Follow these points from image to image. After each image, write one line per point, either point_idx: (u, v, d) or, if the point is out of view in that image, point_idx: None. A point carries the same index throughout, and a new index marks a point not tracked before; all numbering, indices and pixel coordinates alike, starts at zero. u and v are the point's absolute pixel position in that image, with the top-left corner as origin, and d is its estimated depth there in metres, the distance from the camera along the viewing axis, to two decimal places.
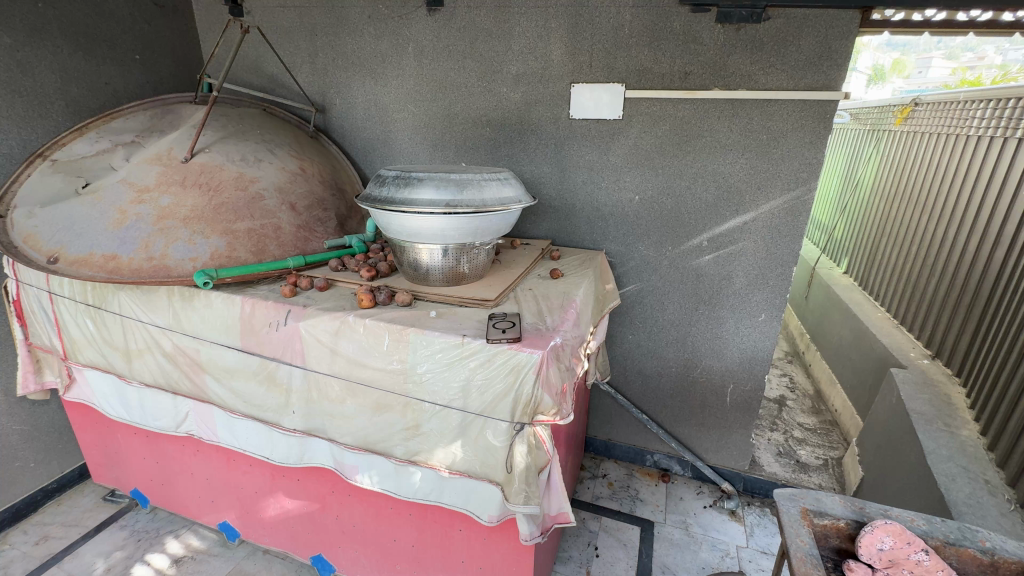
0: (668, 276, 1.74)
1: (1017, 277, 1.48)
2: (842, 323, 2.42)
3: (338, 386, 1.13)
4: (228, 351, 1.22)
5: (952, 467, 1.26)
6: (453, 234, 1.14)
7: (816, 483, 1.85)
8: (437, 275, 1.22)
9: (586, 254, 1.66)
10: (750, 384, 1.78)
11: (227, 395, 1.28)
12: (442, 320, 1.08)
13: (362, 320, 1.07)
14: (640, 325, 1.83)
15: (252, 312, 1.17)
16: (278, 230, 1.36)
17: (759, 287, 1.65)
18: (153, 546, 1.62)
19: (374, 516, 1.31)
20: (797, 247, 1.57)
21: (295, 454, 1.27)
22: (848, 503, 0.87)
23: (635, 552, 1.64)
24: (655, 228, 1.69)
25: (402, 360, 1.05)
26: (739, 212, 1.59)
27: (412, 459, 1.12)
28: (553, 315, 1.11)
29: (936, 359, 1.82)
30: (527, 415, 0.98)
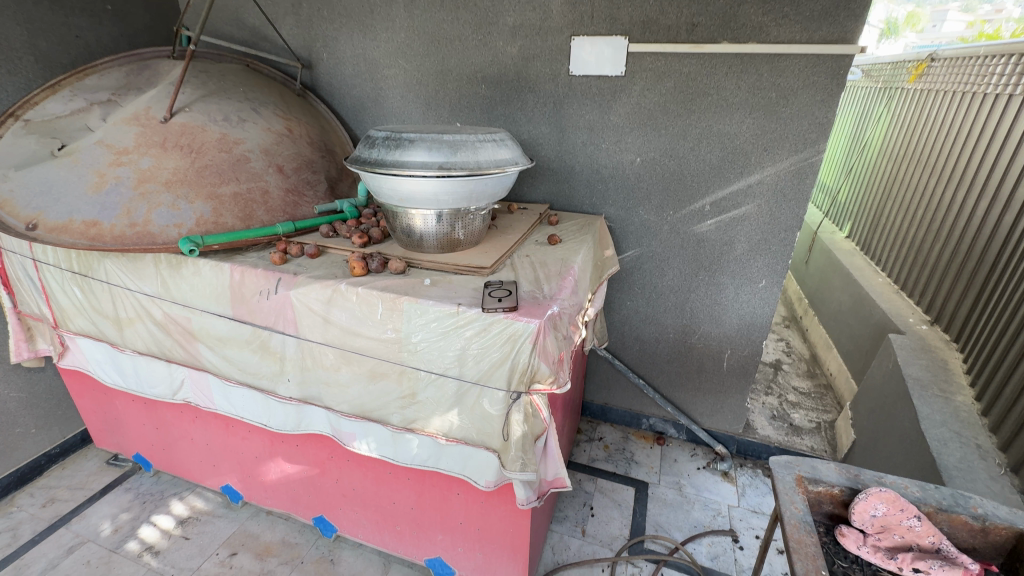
0: (669, 242, 1.70)
1: None
2: (842, 288, 2.40)
3: (332, 355, 1.12)
4: (220, 319, 1.20)
5: (945, 432, 1.28)
6: (446, 198, 1.09)
7: (808, 445, 1.88)
8: (431, 241, 1.18)
9: (586, 219, 1.62)
10: (747, 350, 1.78)
11: (221, 363, 1.27)
12: (436, 288, 1.05)
13: (354, 288, 1.04)
14: (639, 291, 1.81)
15: (242, 280, 1.14)
16: (266, 194, 1.31)
17: (761, 252, 1.62)
18: (158, 507, 1.66)
19: (373, 481, 1.33)
20: (802, 211, 1.52)
21: (292, 421, 1.27)
22: (844, 470, 0.86)
23: (629, 512, 1.68)
24: (656, 191, 1.64)
25: (396, 329, 1.03)
26: (744, 175, 1.53)
27: (409, 427, 1.12)
28: (550, 283, 1.09)
29: (935, 326, 1.81)
30: (524, 383, 0.97)
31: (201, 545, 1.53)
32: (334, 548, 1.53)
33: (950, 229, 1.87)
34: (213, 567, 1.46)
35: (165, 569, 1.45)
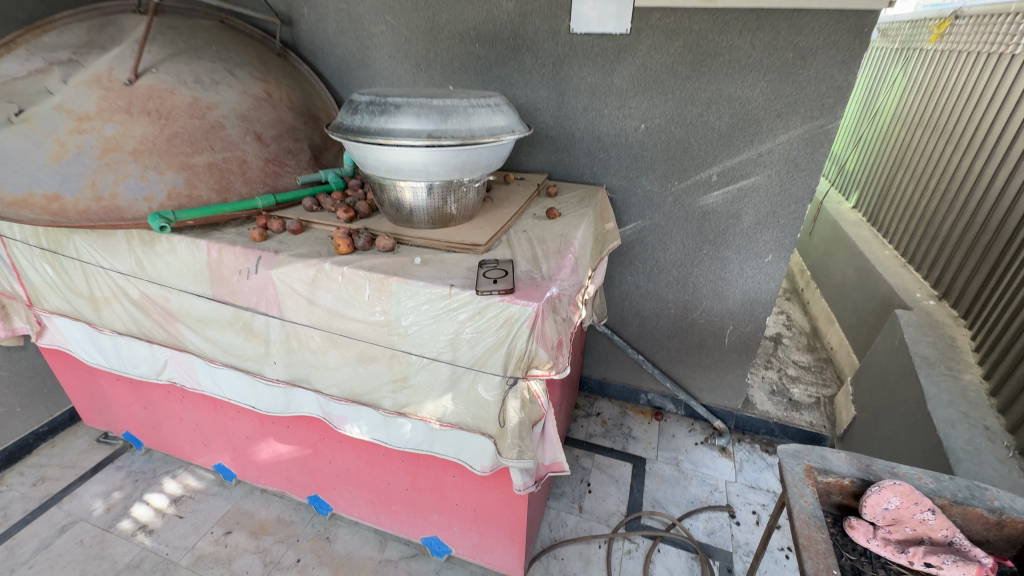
0: (672, 214, 1.62)
1: None
2: (847, 261, 2.34)
3: (319, 338, 1.06)
4: (199, 300, 1.13)
5: (952, 413, 1.25)
6: (437, 170, 1.01)
7: (807, 421, 1.87)
8: (422, 216, 1.10)
9: (586, 190, 1.54)
10: (750, 326, 1.74)
11: (203, 344, 1.21)
12: (428, 267, 0.98)
13: (339, 267, 0.98)
14: (640, 265, 1.75)
15: (220, 258, 1.07)
16: (244, 164, 1.22)
17: (769, 226, 1.54)
18: (151, 486, 1.64)
19: (367, 462, 1.30)
20: (814, 182, 1.44)
21: (281, 403, 1.22)
22: (855, 459, 0.83)
23: (627, 488, 1.68)
24: (661, 161, 1.55)
25: (385, 311, 0.97)
26: (755, 144, 1.44)
27: (401, 411, 1.08)
28: (549, 261, 1.02)
29: (942, 301, 1.76)
30: (521, 369, 0.92)
31: (195, 524, 1.52)
32: (329, 525, 1.52)
33: (964, 201, 1.79)
34: (208, 546, 1.45)
35: (160, 548, 1.44)
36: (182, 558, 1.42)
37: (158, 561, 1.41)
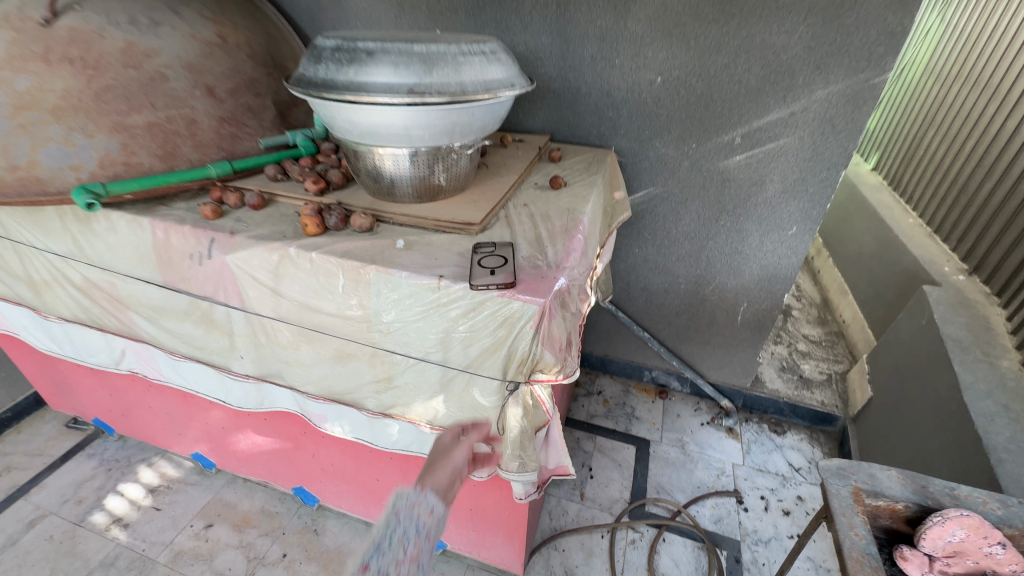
0: (688, 181, 1.46)
1: None
2: (866, 228, 2.19)
3: (289, 332, 0.92)
4: (149, 286, 0.98)
5: (991, 406, 1.15)
6: (421, 133, 0.84)
7: (819, 400, 1.78)
8: (405, 189, 0.94)
9: (593, 153, 1.36)
10: (766, 303, 1.61)
11: (161, 334, 1.07)
12: (412, 253, 0.83)
13: (306, 253, 0.82)
14: (649, 237, 1.60)
15: (167, 239, 0.90)
16: (193, 126, 1.03)
17: (796, 195, 1.39)
18: (126, 475, 1.54)
19: (353, 458, 1.19)
20: (851, 145, 1.27)
21: (254, 399, 1.10)
22: (909, 480, 0.73)
23: (630, 473, 1.60)
24: (678, 120, 1.37)
25: (362, 305, 0.82)
26: (787, 101, 1.26)
27: (387, 412, 0.96)
28: (555, 244, 0.87)
29: (973, 276, 1.62)
30: (524, 373, 0.79)
31: (173, 516, 1.43)
32: (317, 517, 1.44)
33: (996, 167, 1.62)
34: (188, 541, 1.37)
35: (136, 544, 1.36)
36: (160, 554, 1.33)
37: (134, 558, 1.32)
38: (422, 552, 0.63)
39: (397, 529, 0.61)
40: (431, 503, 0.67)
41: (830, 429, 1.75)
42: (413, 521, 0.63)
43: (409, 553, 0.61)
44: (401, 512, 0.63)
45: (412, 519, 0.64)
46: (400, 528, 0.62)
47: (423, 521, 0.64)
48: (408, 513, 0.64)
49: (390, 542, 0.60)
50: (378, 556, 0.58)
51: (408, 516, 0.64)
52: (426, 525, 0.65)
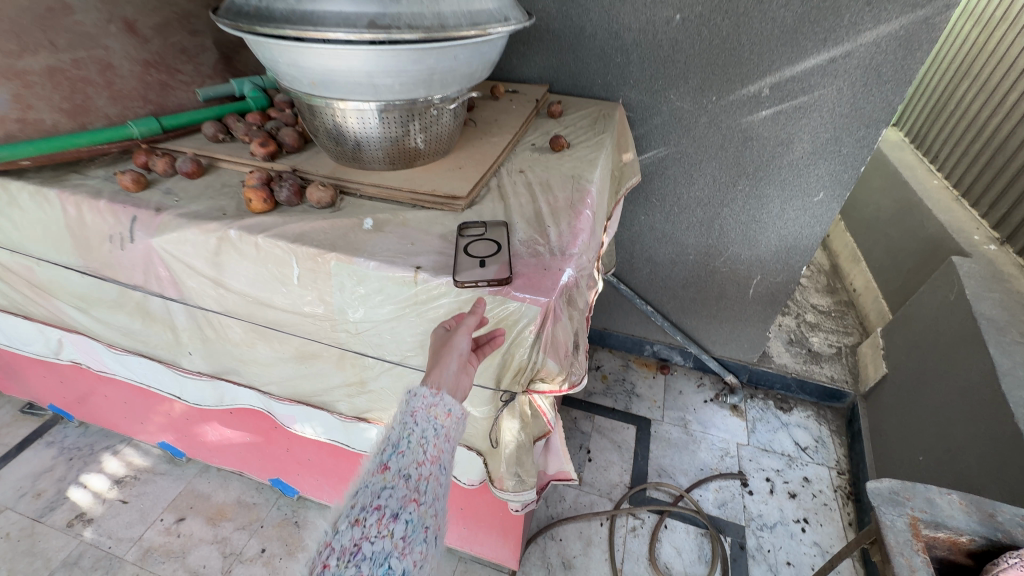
0: (704, 139, 1.28)
1: None
2: (885, 190, 2.03)
3: (240, 329, 0.77)
4: (70, 272, 0.82)
5: None
6: (389, 82, 0.66)
7: (828, 375, 1.69)
8: (375, 153, 0.76)
9: (599, 107, 1.18)
10: (781, 276, 1.48)
11: (96, 326, 0.91)
12: (383, 235, 0.67)
13: (249, 236, 0.66)
14: (657, 202, 1.44)
15: (80, 217, 0.73)
16: (110, 72, 0.84)
17: (826, 156, 1.22)
18: (89, 465, 1.43)
19: (331, 454, 1.08)
20: (898, 98, 1.10)
21: (212, 396, 0.96)
22: (973, 508, 0.63)
23: (630, 455, 1.52)
24: (697, 67, 1.18)
25: (324, 301, 0.67)
26: (828, 44, 1.07)
27: (362, 417, 0.83)
28: (558, 222, 0.71)
29: (1005, 245, 1.48)
30: (521, 383, 0.66)
31: (142, 510, 1.32)
32: (298, 508, 1.35)
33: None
34: (158, 536, 1.27)
35: (102, 541, 1.25)
36: (128, 552, 1.23)
37: (100, 557, 1.22)
38: (445, 455, 0.51)
39: (414, 429, 0.49)
40: (450, 402, 0.52)
41: (838, 405, 1.67)
42: (432, 422, 0.51)
43: (431, 454, 0.49)
44: (416, 411, 0.50)
45: (431, 419, 0.50)
46: (417, 429, 0.49)
47: (446, 421, 0.51)
48: (425, 413, 0.51)
49: (408, 442, 0.49)
50: (396, 458, 0.48)
51: (427, 416, 0.51)
52: (449, 425, 0.52)
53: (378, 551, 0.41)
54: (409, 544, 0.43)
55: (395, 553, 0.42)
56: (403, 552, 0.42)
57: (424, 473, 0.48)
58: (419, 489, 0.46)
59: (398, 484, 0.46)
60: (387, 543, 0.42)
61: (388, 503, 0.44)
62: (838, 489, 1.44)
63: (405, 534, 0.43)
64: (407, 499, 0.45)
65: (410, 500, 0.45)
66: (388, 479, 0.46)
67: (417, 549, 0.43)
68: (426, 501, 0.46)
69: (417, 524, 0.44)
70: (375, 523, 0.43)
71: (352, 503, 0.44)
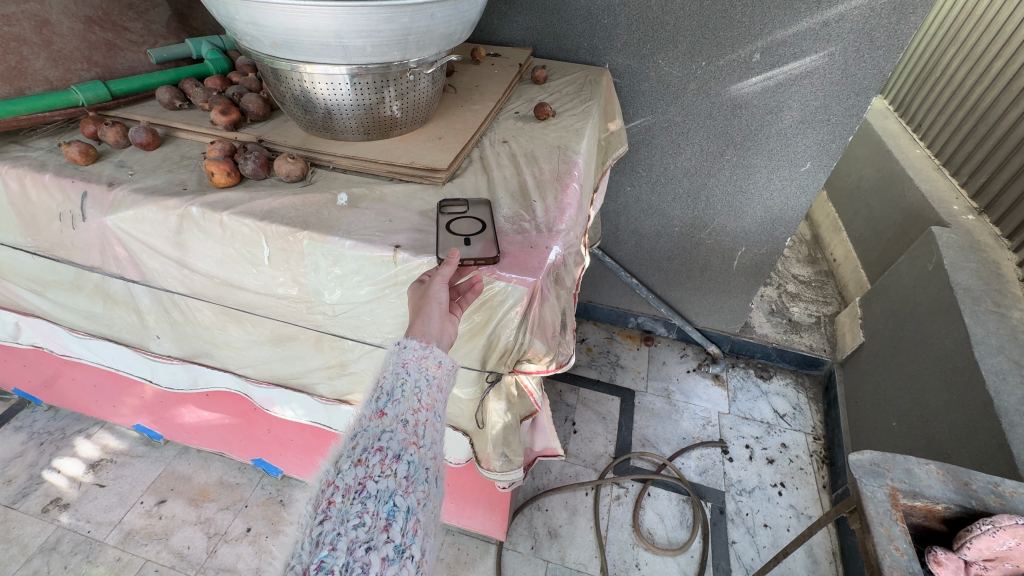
0: (693, 108, 1.24)
1: None
2: (868, 159, 2.03)
3: (210, 311, 0.73)
4: (19, 252, 0.76)
5: (1002, 362, 1.08)
6: (360, 44, 0.60)
7: (807, 345, 1.72)
8: (348, 123, 0.71)
9: (585, 73, 1.12)
10: (765, 248, 1.48)
11: (54, 309, 0.86)
12: (359, 211, 0.63)
13: (213, 213, 0.61)
14: (644, 172, 1.40)
15: (24, 193, 0.67)
16: (48, 29, 0.76)
17: (814, 125, 1.20)
18: (62, 449, 1.38)
19: (313, 434, 1.06)
20: (890, 65, 1.07)
21: (185, 380, 0.92)
22: (950, 477, 0.63)
23: (614, 426, 1.54)
24: (687, 30, 1.13)
25: (298, 282, 0.64)
26: (821, 7, 1.04)
27: (342, 399, 0.81)
28: (544, 196, 0.68)
29: (983, 216, 1.50)
30: (507, 364, 0.64)
31: (121, 493, 1.30)
32: (282, 486, 1.34)
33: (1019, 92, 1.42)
34: (139, 519, 1.24)
35: (80, 525, 1.23)
36: (108, 535, 1.21)
37: (79, 541, 1.20)
38: (440, 403, 0.48)
39: (407, 378, 0.46)
40: (440, 354, 0.48)
41: (815, 373, 1.71)
42: (424, 373, 0.47)
43: (426, 402, 0.46)
44: (408, 362, 0.46)
45: (422, 370, 0.47)
46: (410, 378, 0.46)
47: (437, 372, 0.48)
48: (416, 364, 0.47)
49: (402, 390, 0.45)
50: (392, 404, 0.44)
51: (418, 367, 0.47)
52: (441, 376, 0.48)
53: (383, 490, 0.39)
54: (412, 483, 0.41)
55: (400, 491, 0.40)
56: (407, 490, 0.40)
57: (421, 418, 0.45)
58: (418, 433, 0.44)
59: (397, 428, 0.43)
60: (391, 482, 0.40)
61: (389, 445, 0.42)
62: (813, 453, 1.49)
63: (408, 474, 0.41)
64: (408, 442, 0.42)
65: (411, 443, 0.42)
66: (386, 424, 0.43)
67: (419, 489, 0.41)
68: (426, 444, 0.44)
69: (418, 465, 0.42)
70: (377, 463, 0.40)
71: (352, 445, 0.42)
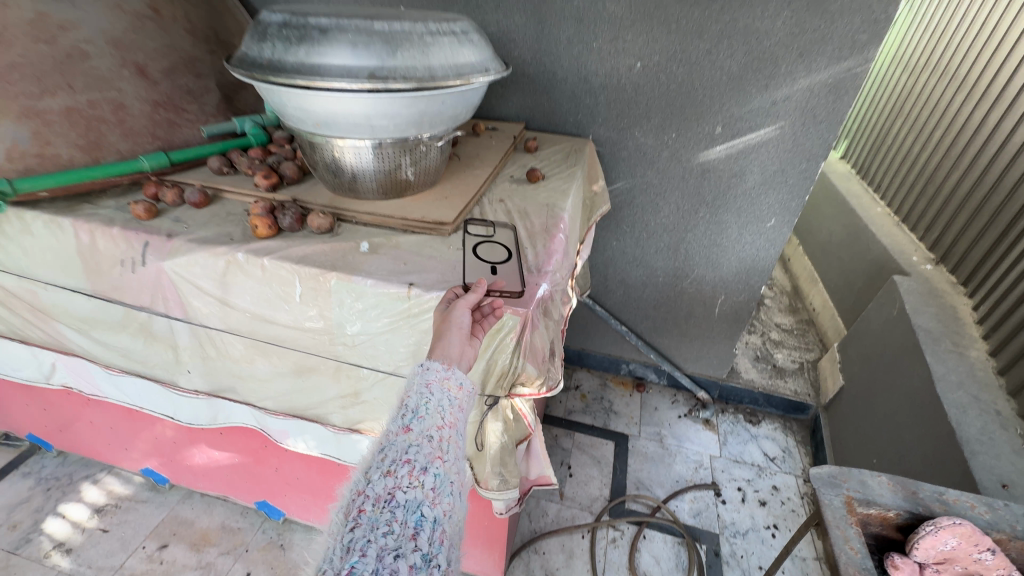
0: (667, 172, 1.41)
1: None
2: (835, 217, 2.21)
3: (242, 346, 0.82)
4: (75, 295, 0.86)
5: (963, 396, 1.17)
6: (384, 124, 0.75)
7: (792, 389, 1.79)
8: (369, 185, 0.85)
9: (571, 143, 1.29)
10: (743, 295, 1.60)
11: (95, 347, 0.95)
12: (378, 257, 0.75)
13: (256, 258, 0.73)
14: (627, 229, 1.55)
15: (93, 243, 0.79)
16: (122, 111, 0.91)
17: (775, 186, 1.36)
18: (68, 495, 1.41)
19: (320, 471, 1.11)
20: (832, 136, 1.24)
21: (206, 415, 1.00)
22: (899, 486, 0.70)
23: (609, 469, 1.58)
24: (658, 108, 1.31)
25: (324, 316, 0.74)
26: (769, 89, 1.22)
27: (354, 427, 0.88)
28: (534, 244, 0.80)
29: (940, 266, 1.64)
30: (504, 387, 0.73)
31: (123, 538, 1.31)
32: (283, 531, 1.36)
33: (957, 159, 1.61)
34: (140, 564, 1.26)
35: (81, 571, 1.24)
36: None
37: None
38: (461, 420, 0.57)
39: (431, 398, 0.55)
40: (461, 376, 0.59)
41: (803, 417, 1.77)
42: (446, 393, 0.57)
43: (449, 420, 0.55)
44: (432, 382, 0.56)
45: (445, 391, 0.56)
46: (434, 398, 0.55)
47: (458, 393, 0.57)
48: (439, 384, 0.57)
49: (427, 409, 0.54)
50: (418, 421, 0.53)
51: (441, 387, 0.57)
52: (461, 396, 0.58)
53: (411, 500, 0.47)
54: (438, 495, 0.49)
55: (427, 502, 0.48)
56: (433, 501, 0.48)
57: (444, 435, 0.53)
58: (442, 448, 0.52)
59: (422, 443, 0.51)
60: (419, 493, 0.48)
61: (416, 458, 0.50)
62: (805, 496, 1.52)
63: (434, 486, 0.49)
64: (433, 456, 0.51)
65: (436, 457, 0.51)
66: (412, 438, 0.52)
67: (444, 500, 0.49)
68: (449, 458, 0.52)
69: (443, 478, 0.50)
70: (406, 475, 0.48)
71: (382, 457, 0.50)
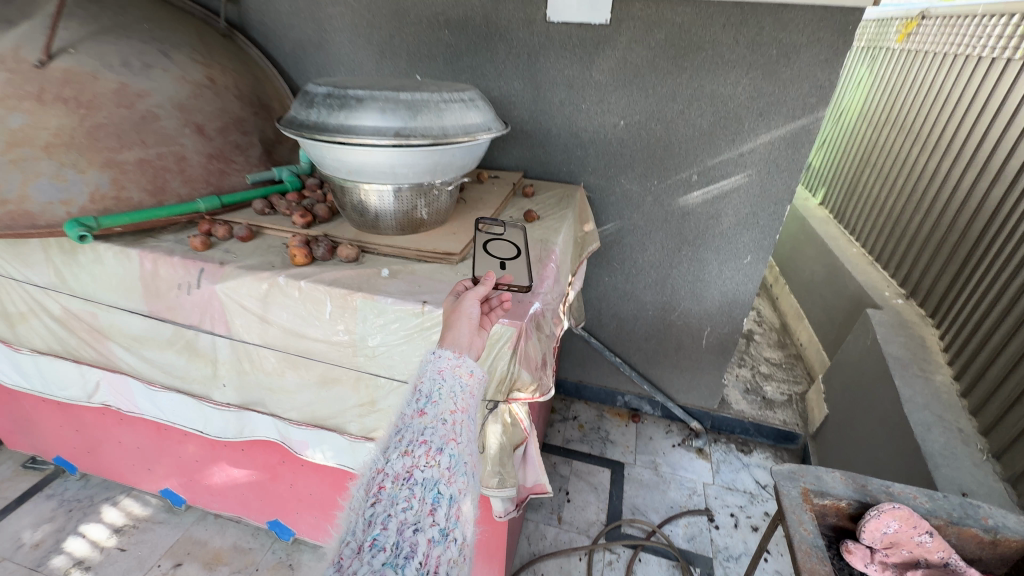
0: (651, 215, 1.57)
1: (999, 220, 1.39)
2: (816, 257, 2.36)
3: (275, 359, 0.95)
4: (132, 317, 1.00)
5: (928, 416, 1.26)
6: (406, 171, 0.91)
7: (781, 419, 1.87)
8: (389, 222, 1.00)
9: (564, 189, 1.46)
10: (727, 327, 1.72)
11: (141, 364, 1.08)
12: (397, 281, 0.89)
13: (295, 282, 0.86)
14: (617, 266, 1.70)
15: (155, 270, 0.93)
16: (183, 162, 1.08)
17: (749, 227, 1.51)
18: (88, 515, 1.48)
19: (332, 486, 1.20)
20: (794, 182, 1.41)
21: (234, 428, 1.10)
22: (850, 480, 0.80)
23: (606, 495, 1.64)
24: (640, 159, 1.49)
25: (350, 331, 0.87)
26: (736, 143, 1.40)
27: (369, 435, 0.99)
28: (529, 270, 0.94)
29: (910, 300, 1.76)
30: (502, 392, 0.84)
31: (140, 557, 1.38)
32: (292, 551, 1.42)
33: None
34: None
35: None
36: None
37: None
38: (471, 404, 0.67)
39: (444, 383, 0.65)
40: (471, 364, 0.69)
41: (793, 447, 1.84)
42: (458, 378, 0.67)
43: (460, 405, 0.65)
44: (444, 369, 0.66)
45: (456, 376, 0.67)
46: (447, 383, 0.66)
47: (469, 378, 0.68)
48: (451, 370, 0.67)
49: (440, 395, 0.64)
50: (432, 407, 0.63)
51: (453, 373, 0.67)
52: (472, 381, 0.68)
53: (428, 479, 0.57)
54: (453, 474, 0.59)
55: (443, 480, 0.57)
56: (448, 480, 0.58)
57: (457, 418, 0.63)
58: (455, 430, 0.62)
59: (436, 425, 0.61)
60: (435, 472, 0.57)
61: (432, 440, 0.59)
62: None
63: (450, 466, 0.59)
64: (447, 438, 0.60)
65: (450, 439, 0.60)
66: (428, 421, 0.61)
67: (458, 478, 0.59)
68: (461, 440, 0.62)
69: (457, 457, 0.60)
70: (423, 455, 0.58)
71: (401, 439, 0.60)
